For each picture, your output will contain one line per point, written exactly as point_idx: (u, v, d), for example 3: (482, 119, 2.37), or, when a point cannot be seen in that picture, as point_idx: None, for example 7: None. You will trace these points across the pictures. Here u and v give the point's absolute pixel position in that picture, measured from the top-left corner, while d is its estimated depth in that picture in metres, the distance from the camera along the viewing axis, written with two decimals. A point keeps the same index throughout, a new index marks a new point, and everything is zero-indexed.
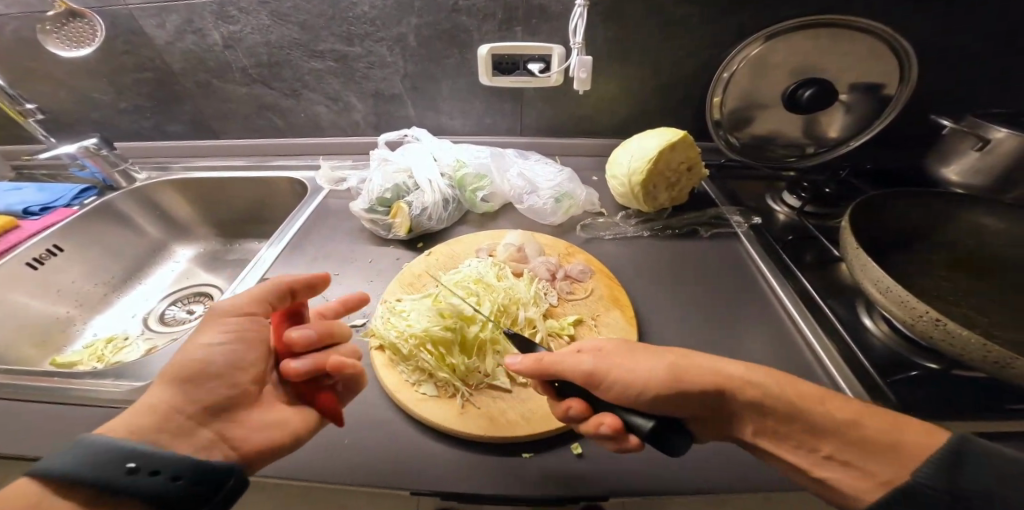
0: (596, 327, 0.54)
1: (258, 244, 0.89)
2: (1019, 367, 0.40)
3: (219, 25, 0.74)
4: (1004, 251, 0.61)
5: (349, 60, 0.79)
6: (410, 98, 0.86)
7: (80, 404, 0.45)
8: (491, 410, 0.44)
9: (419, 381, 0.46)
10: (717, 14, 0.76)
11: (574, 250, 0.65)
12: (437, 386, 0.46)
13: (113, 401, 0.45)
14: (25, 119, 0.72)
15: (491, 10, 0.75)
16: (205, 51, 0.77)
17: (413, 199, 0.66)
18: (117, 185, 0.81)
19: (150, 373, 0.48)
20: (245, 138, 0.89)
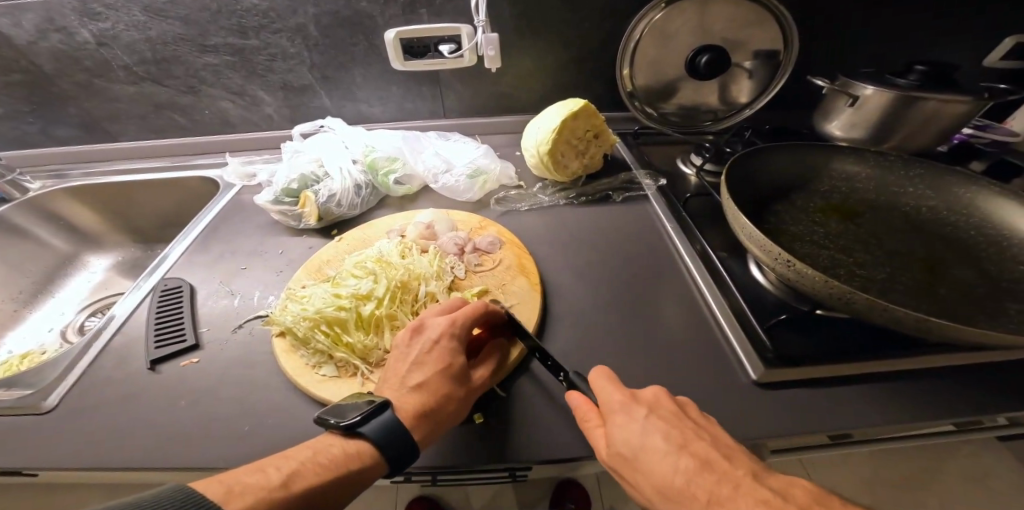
0: (501, 296, 0.57)
1: None
2: (857, 300, 0.45)
3: (86, 23, 0.70)
4: (871, 196, 0.67)
5: (246, 53, 0.78)
6: (322, 88, 0.86)
7: None
8: None
9: (321, 363, 0.48)
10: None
11: (486, 224, 0.67)
12: (338, 366, 0.48)
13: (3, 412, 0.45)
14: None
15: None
16: (76, 50, 0.73)
17: (320, 188, 0.67)
18: (9, 198, 0.76)
19: (42, 380, 0.48)
20: (148, 139, 0.86)
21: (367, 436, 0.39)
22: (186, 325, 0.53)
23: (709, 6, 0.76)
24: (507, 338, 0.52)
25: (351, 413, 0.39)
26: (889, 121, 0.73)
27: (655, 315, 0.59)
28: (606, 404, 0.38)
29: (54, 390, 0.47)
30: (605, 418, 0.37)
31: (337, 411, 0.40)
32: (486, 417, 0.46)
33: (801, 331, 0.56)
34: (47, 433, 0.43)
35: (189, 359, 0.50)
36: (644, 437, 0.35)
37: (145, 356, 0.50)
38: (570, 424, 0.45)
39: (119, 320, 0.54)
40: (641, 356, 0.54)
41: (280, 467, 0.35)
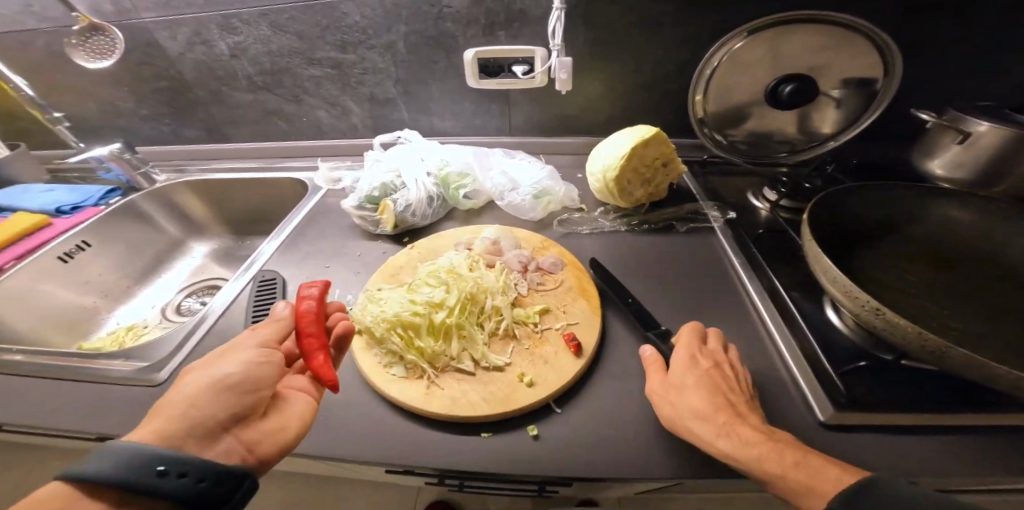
0: (561, 316, 0.58)
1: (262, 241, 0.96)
2: (954, 355, 0.42)
3: (225, 37, 0.81)
4: (976, 244, 0.61)
5: (344, 66, 0.86)
6: (403, 101, 0.92)
7: (94, 378, 0.53)
8: (455, 391, 0.49)
9: (392, 364, 0.52)
10: (689, 11, 0.78)
11: (548, 244, 0.69)
12: (407, 368, 0.51)
13: (124, 381, 0.52)
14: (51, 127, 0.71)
15: (470, 17, 0.79)
16: (213, 61, 0.84)
17: (399, 197, 0.72)
18: (139, 187, 0.90)
19: (155, 356, 0.55)
20: (252, 141, 0.98)
21: (87, 478, 0.31)
22: None
23: (797, 35, 0.73)
24: (567, 356, 0.53)
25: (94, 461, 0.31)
26: (999, 162, 0.67)
27: None
28: (692, 349, 0.50)
29: (165, 365, 0.54)
30: (693, 355, 0.49)
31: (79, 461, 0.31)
32: (541, 430, 0.47)
33: (881, 379, 0.52)
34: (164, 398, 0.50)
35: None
36: (721, 378, 0.46)
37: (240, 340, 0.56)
38: (623, 443, 0.45)
39: (220, 305, 0.62)
40: None
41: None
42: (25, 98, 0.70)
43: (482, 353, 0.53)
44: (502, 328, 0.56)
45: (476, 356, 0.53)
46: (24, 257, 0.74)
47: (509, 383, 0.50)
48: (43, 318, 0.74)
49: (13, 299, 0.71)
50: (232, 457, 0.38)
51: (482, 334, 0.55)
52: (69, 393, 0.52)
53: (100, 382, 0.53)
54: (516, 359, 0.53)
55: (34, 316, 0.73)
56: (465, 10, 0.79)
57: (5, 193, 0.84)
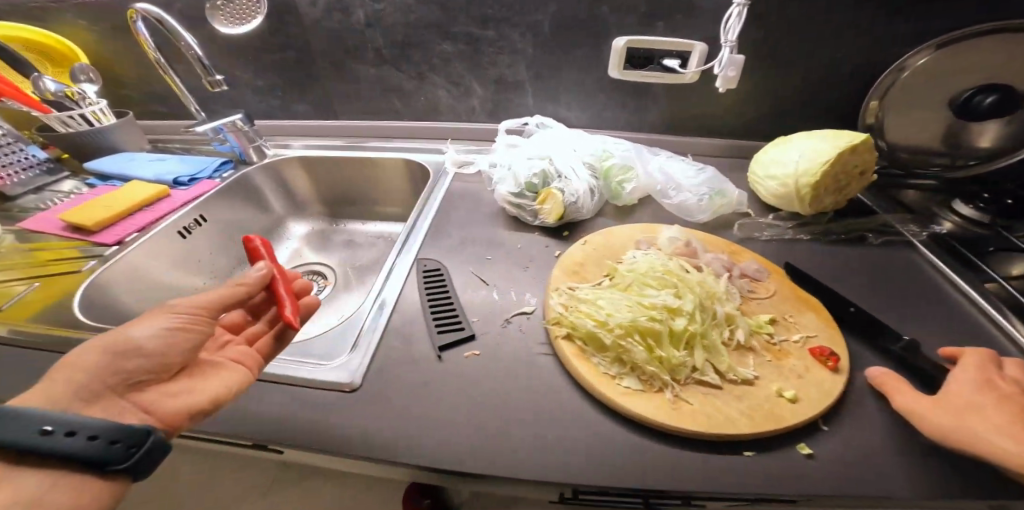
0: (792, 327, 0.51)
1: (361, 224, 0.94)
2: None
3: (366, 4, 0.74)
4: None
5: (479, 43, 0.76)
6: (530, 87, 0.82)
7: (268, 380, 0.46)
8: (707, 406, 0.43)
9: (619, 374, 0.45)
10: (898, 4, 0.67)
11: (740, 248, 0.61)
12: (641, 379, 0.45)
13: (307, 381, 0.45)
14: (214, 90, 0.65)
15: (631, 2, 0.69)
16: (348, 30, 0.78)
17: (564, 186, 0.64)
18: (250, 160, 0.85)
19: (331, 354, 0.48)
20: (361, 120, 0.91)
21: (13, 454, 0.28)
22: (459, 314, 0.53)
23: (1008, 43, 0.65)
24: (824, 371, 0.45)
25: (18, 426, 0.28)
26: None
27: None
28: (980, 372, 0.41)
29: (356, 352, 0.48)
30: (979, 377, 0.40)
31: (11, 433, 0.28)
32: (815, 450, 0.39)
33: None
34: (356, 407, 0.43)
35: (468, 350, 0.49)
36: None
37: (427, 338, 0.50)
38: (922, 481, 0.37)
39: (392, 297, 0.55)
40: None
41: None
42: (162, 65, 0.69)
43: (728, 364, 0.46)
44: (736, 340, 0.49)
45: (721, 367, 0.46)
46: (146, 229, 0.69)
47: (766, 398, 0.43)
48: (157, 298, 0.67)
49: (138, 273, 0.66)
50: (127, 418, 0.35)
51: (718, 346, 0.48)
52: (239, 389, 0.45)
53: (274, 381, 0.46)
54: (764, 373, 0.46)
55: (146, 296, 0.66)
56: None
57: (110, 159, 0.78)
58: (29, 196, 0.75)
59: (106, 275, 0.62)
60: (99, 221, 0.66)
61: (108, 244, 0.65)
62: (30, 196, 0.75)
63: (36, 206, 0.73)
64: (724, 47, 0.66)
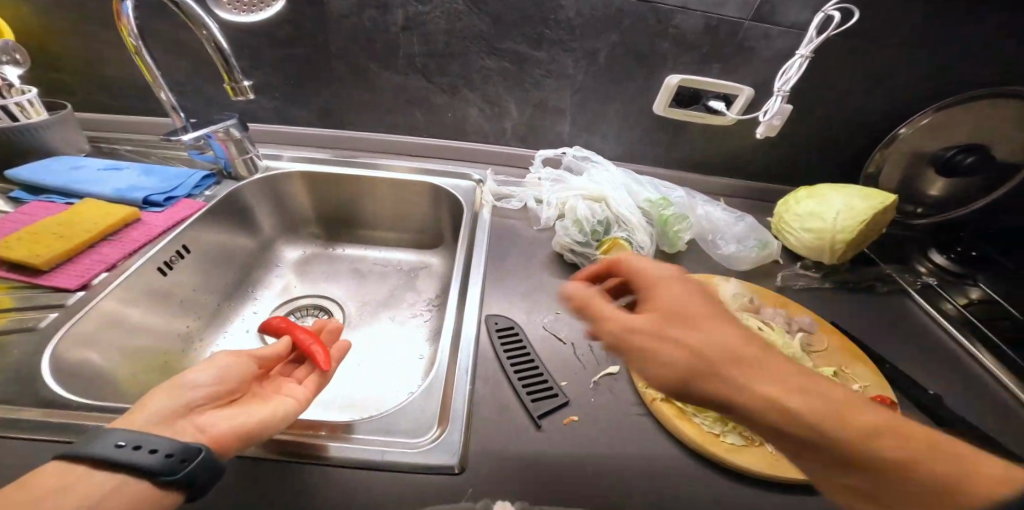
0: (850, 378, 0.55)
1: (366, 251, 0.83)
2: None
3: (406, 3, 0.64)
4: None
5: (527, 64, 0.70)
6: (571, 115, 0.77)
7: (355, 470, 0.40)
8: None
9: (723, 431, 0.46)
10: (919, 75, 0.72)
11: (788, 301, 0.64)
12: (741, 435, 0.46)
13: (420, 463, 0.41)
14: (235, 97, 0.55)
15: (695, 42, 0.66)
16: (378, 29, 0.66)
17: (631, 237, 0.62)
18: (238, 175, 0.71)
19: (420, 438, 0.43)
20: (374, 131, 0.81)
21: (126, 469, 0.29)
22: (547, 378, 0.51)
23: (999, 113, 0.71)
24: None
25: (126, 441, 0.30)
26: None
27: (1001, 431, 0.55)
28: None
29: (450, 428, 0.44)
30: None
31: (128, 445, 0.30)
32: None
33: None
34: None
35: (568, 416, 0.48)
36: None
37: (521, 408, 0.48)
38: None
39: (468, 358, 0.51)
40: None
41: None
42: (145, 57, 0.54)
43: None
44: None
45: None
46: (117, 267, 0.54)
47: None
48: (135, 356, 0.53)
49: (112, 327, 0.51)
50: (186, 438, 0.33)
51: None
52: (335, 485, 0.39)
53: (384, 470, 0.41)
54: None
55: (121, 355, 0.51)
56: (694, 32, 0.65)
57: (32, 166, 0.60)
58: None
59: (77, 333, 0.47)
60: (54, 258, 0.50)
61: (73, 288, 0.49)
62: None
63: None
64: (774, 96, 0.64)
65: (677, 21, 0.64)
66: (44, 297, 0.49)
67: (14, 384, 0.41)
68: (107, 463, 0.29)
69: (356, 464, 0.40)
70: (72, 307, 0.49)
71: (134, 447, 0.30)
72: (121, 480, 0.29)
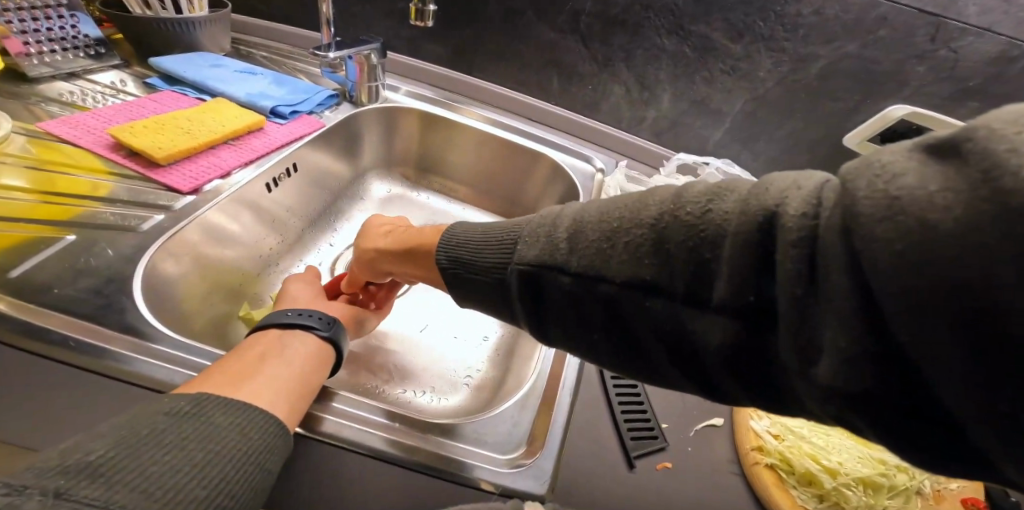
0: None
1: (454, 208, 0.76)
2: None
3: None
4: None
5: (710, 54, 0.60)
6: (732, 122, 0.66)
7: (436, 470, 0.36)
8: None
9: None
10: None
11: None
12: None
13: (484, 482, 0.36)
14: (415, 21, 0.56)
15: (967, 71, 0.54)
16: None
17: None
18: (359, 101, 0.67)
19: (505, 459, 0.39)
20: (500, 86, 0.72)
21: (296, 331, 0.37)
22: (649, 425, 0.44)
23: None
24: None
25: (286, 313, 0.39)
26: None
27: None
28: None
29: (543, 451, 0.39)
30: None
31: (282, 321, 0.38)
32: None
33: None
34: None
35: (661, 461, 0.42)
36: None
37: (617, 442, 0.42)
38: None
39: (574, 371, 0.48)
40: None
41: (226, 366, 0.31)
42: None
43: None
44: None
45: None
46: (229, 175, 0.50)
47: None
48: (220, 272, 0.50)
49: (205, 242, 0.47)
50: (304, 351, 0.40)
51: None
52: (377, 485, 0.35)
53: (434, 478, 0.36)
54: None
55: (210, 269, 0.49)
56: (981, 60, 0.53)
57: (178, 58, 0.60)
58: (59, 81, 0.55)
59: (177, 244, 0.43)
60: (175, 154, 0.47)
61: (183, 191, 0.46)
62: (58, 84, 0.55)
63: (61, 99, 0.53)
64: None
65: (962, 44, 0.53)
66: (143, 190, 0.45)
67: (87, 286, 0.36)
68: (286, 322, 0.38)
69: (438, 471, 0.36)
70: (179, 212, 0.45)
71: (295, 311, 0.40)
72: (298, 334, 0.37)
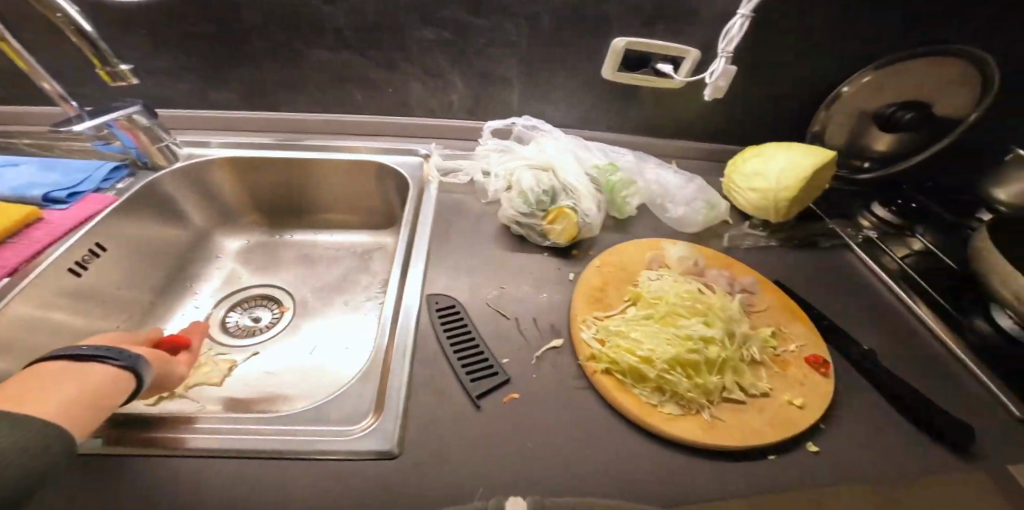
0: (784, 335, 0.56)
1: (315, 233, 0.80)
2: None
3: None
4: None
5: (467, 33, 0.69)
6: (517, 84, 0.77)
7: (287, 455, 0.39)
8: (738, 421, 0.45)
9: (661, 402, 0.46)
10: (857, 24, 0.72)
11: (733, 262, 0.65)
12: (680, 404, 0.46)
13: (336, 455, 0.39)
14: (110, 82, 0.54)
15: (635, 4, 0.66)
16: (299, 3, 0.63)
17: (578, 206, 0.61)
18: (155, 164, 0.68)
19: (357, 421, 0.42)
20: (308, 111, 0.77)
21: (83, 365, 0.34)
22: (485, 353, 0.49)
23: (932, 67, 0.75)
24: (817, 377, 0.51)
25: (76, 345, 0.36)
26: None
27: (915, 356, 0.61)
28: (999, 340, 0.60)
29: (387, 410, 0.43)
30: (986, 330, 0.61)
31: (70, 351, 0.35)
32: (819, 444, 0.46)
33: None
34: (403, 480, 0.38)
35: (509, 394, 0.46)
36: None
37: (460, 387, 0.45)
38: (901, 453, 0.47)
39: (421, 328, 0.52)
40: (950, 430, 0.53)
41: None
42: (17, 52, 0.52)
43: (749, 380, 0.48)
44: (756, 356, 0.51)
45: (745, 383, 0.48)
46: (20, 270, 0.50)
47: (778, 407, 0.47)
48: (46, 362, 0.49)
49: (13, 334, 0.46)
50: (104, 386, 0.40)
51: (744, 363, 0.50)
52: (228, 478, 0.37)
53: (287, 460, 0.38)
54: (774, 383, 0.50)
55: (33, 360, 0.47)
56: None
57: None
58: None
59: None
60: None
61: None
62: None
63: None
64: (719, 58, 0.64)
65: None
66: None
67: None
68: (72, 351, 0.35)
69: (291, 457, 0.39)
70: None
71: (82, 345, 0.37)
72: (86, 365, 0.35)
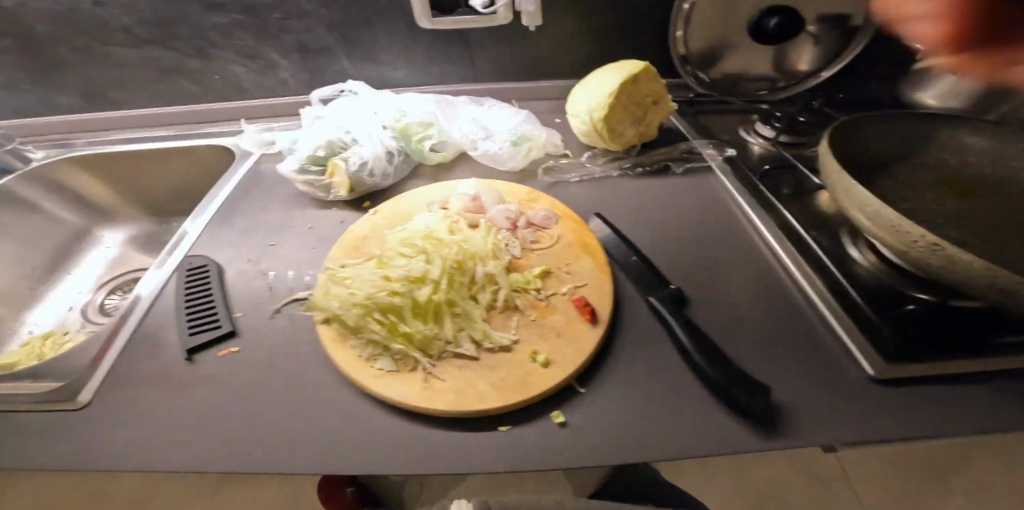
0: (564, 276, 0.52)
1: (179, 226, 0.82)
2: None
3: None
4: None
5: (259, 8, 0.69)
6: (337, 50, 0.76)
7: None
8: (457, 380, 0.40)
9: (374, 355, 0.42)
10: None
11: (537, 195, 0.62)
12: (395, 360, 0.42)
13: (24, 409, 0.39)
14: None
15: None
16: (88, 6, 0.66)
17: (350, 155, 0.59)
18: (11, 168, 0.71)
19: (69, 373, 0.42)
20: (152, 107, 0.79)
21: None
22: (219, 306, 0.48)
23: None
24: (583, 325, 0.45)
25: None
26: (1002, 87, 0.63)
27: (746, 277, 0.53)
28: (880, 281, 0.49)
29: (90, 371, 0.42)
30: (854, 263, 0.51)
31: None
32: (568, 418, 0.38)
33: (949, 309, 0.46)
34: (83, 424, 0.38)
35: (226, 348, 0.43)
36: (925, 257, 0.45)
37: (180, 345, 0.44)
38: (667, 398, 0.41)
39: (173, 299, 0.50)
40: (758, 354, 0.44)
41: None
42: None
43: (482, 332, 0.44)
44: (502, 298, 0.48)
45: (477, 336, 0.44)
46: None
47: (520, 365, 0.42)
48: None
49: None
50: None
51: (480, 309, 0.47)
52: None
53: None
54: (522, 333, 0.45)
55: None
56: None
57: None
58: None
59: None
60: None
61: None
62: None
63: None
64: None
65: None
66: None
67: None
68: None
69: None
70: None
71: None
72: None
